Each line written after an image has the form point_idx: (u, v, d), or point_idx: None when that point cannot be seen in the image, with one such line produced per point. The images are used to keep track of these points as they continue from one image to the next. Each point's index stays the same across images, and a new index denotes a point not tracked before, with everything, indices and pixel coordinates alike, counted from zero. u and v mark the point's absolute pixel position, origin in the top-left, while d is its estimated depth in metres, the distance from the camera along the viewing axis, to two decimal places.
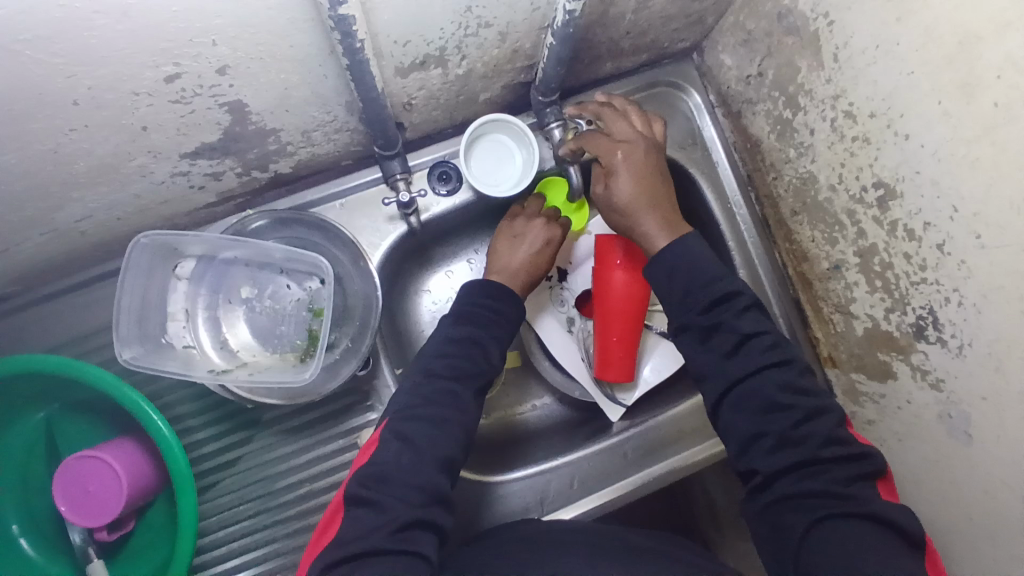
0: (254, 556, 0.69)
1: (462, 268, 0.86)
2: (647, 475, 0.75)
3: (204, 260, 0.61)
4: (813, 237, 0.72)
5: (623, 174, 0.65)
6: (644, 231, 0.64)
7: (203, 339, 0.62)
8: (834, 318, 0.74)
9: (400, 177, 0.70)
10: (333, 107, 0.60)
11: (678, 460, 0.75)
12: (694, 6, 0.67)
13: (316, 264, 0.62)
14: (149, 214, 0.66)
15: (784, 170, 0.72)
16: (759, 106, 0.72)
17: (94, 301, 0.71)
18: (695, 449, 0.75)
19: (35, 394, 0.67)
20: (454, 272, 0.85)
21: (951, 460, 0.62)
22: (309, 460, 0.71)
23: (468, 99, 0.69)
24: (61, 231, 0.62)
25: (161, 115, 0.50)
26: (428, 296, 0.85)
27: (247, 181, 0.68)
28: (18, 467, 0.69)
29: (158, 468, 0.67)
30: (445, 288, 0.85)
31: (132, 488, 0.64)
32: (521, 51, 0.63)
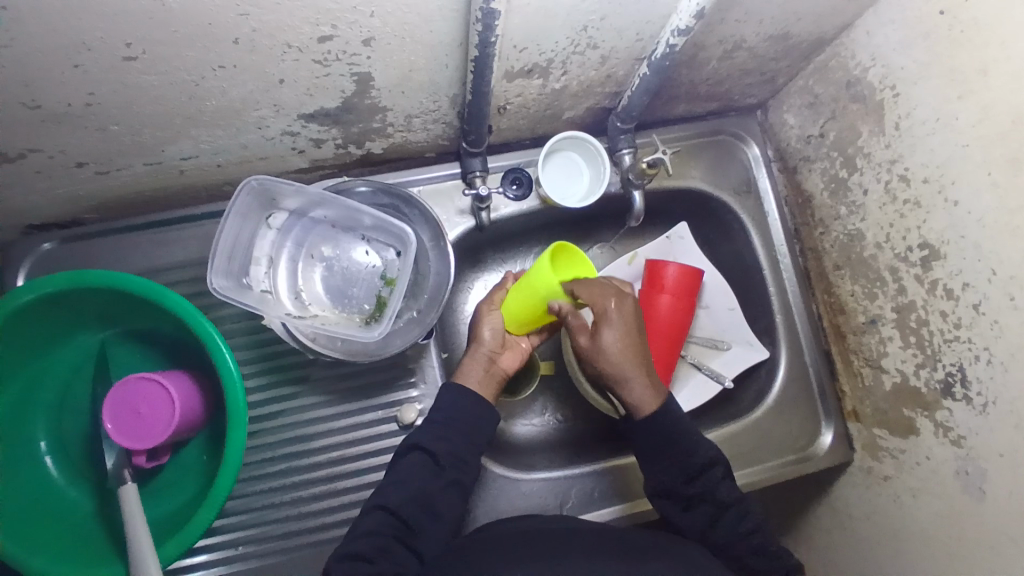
0: (276, 511, 0.71)
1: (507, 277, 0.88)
2: (603, 515, 0.77)
3: (296, 215, 0.66)
4: (853, 291, 0.78)
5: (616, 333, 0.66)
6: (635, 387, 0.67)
7: (280, 287, 0.66)
8: (863, 371, 0.78)
9: (478, 174, 0.74)
10: (441, 97, 0.66)
11: (634, 505, 0.78)
12: (771, 65, 0.75)
13: (400, 236, 0.68)
14: (246, 167, 0.71)
15: (832, 227, 0.79)
16: (816, 164, 0.79)
17: (172, 240, 0.75)
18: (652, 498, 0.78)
19: (99, 315, 0.69)
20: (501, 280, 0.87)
21: (963, 518, 0.65)
22: (347, 425, 0.73)
23: (553, 114, 0.75)
24: (166, 166, 0.67)
25: (299, 72, 0.56)
26: (472, 296, 0.86)
27: (341, 154, 0.73)
28: (61, 382, 0.70)
29: (200, 414, 0.68)
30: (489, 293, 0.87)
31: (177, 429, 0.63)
32: (613, 77, 0.70)
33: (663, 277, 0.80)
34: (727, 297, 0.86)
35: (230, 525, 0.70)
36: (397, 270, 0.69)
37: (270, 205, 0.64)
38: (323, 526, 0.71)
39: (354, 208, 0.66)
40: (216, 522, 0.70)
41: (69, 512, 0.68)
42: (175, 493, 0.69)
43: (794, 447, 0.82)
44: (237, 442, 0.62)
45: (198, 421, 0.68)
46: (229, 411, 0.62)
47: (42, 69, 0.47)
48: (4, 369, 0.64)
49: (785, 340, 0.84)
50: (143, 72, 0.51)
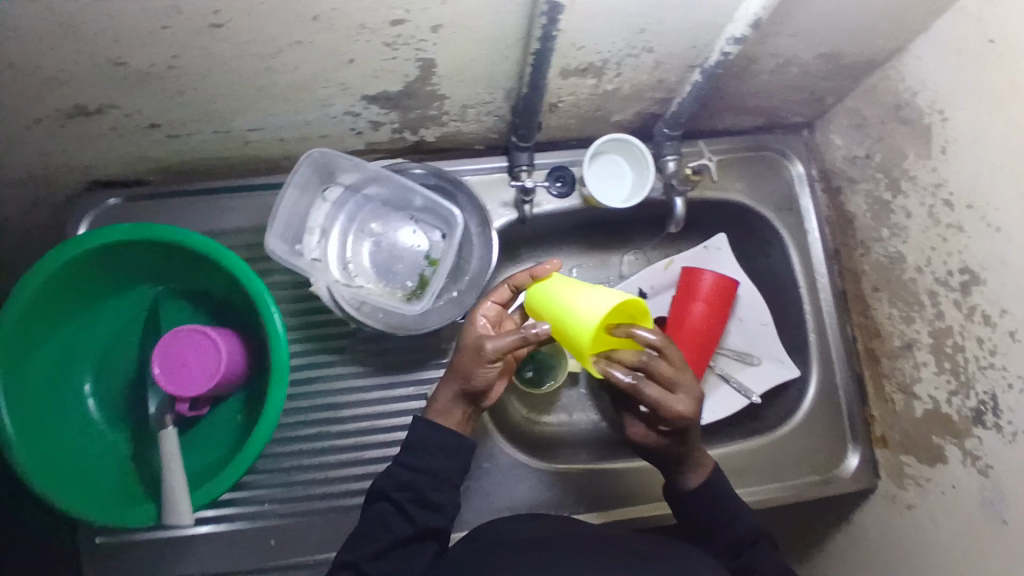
0: (303, 474, 0.74)
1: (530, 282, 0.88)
2: (615, 515, 0.78)
3: (350, 190, 0.70)
4: (889, 314, 0.78)
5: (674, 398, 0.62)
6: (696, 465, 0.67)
7: (330, 256, 0.69)
8: (894, 396, 0.78)
9: (524, 168, 0.77)
10: (496, 89, 0.68)
11: (645, 509, 0.78)
12: (821, 84, 0.76)
13: (447, 219, 0.70)
14: (306, 144, 0.75)
15: (872, 249, 0.79)
16: (860, 185, 0.79)
17: (226, 206, 0.78)
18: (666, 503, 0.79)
19: (153, 270, 0.73)
20: None
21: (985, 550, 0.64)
22: (377, 398, 0.75)
23: (601, 116, 0.76)
24: (233, 135, 0.71)
25: (369, 52, 0.59)
26: None
27: (396, 139, 0.76)
28: (111, 332, 0.74)
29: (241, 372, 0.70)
30: None
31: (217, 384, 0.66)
32: (664, 83, 0.71)
33: (697, 290, 0.79)
34: (760, 312, 0.86)
35: (260, 481, 0.73)
36: (441, 252, 0.71)
37: (328, 178, 0.68)
38: (347, 492, 0.73)
39: (406, 188, 0.69)
40: (247, 477, 0.73)
41: (104, 454, 0.71)
42: (210, 444, 0.72)
43: (818, 467, 0.81)
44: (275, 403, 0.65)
45: (240, 378, 0.71)
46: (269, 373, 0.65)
47: (134, 29, 0.52)
48: (61, 311, 0.68)
49: (818, 360, 0.83)
50: (227, 40, 0.55)
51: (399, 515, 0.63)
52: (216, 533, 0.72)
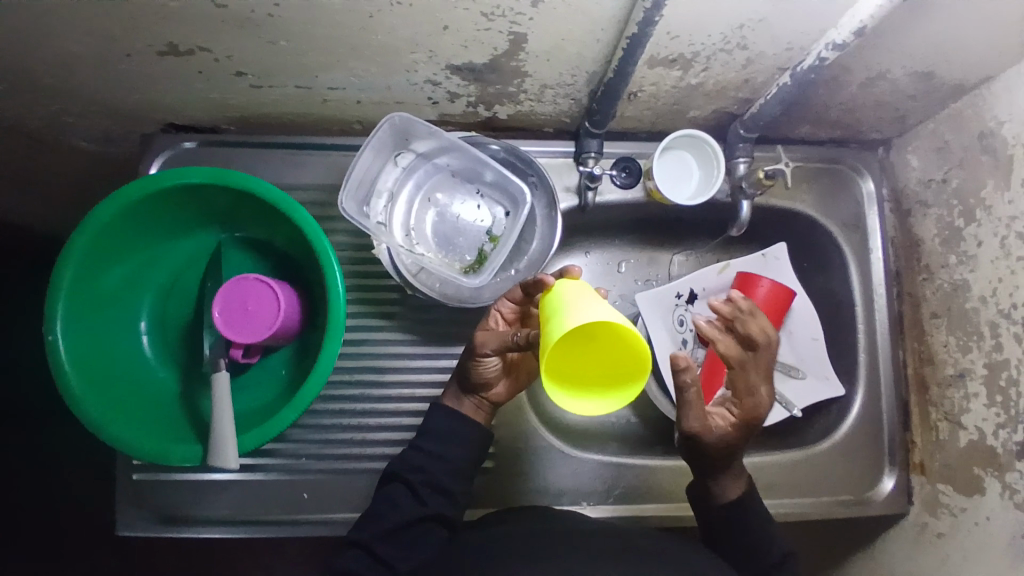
0: (341, 432, 0.74)
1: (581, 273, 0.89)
2: (641, 510, 0.78)
3: (421, 158, 0.69)
4: (946, 342, 0.76)
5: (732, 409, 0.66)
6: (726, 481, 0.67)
7: (395, 222, 0.70)
8: (939, 425, 0.77)
9: (592, 155, 0.75)
10: (580, 72, 0.68)
11: (671, 507, 0.78)
12: (907, 102, 0.74)
13: (514, 196, 0.70)
14: (382, 108, 0.75)
15: (937, 275, 0.77)
16: (933, 210, 0.78)
17: (295, 162, 0.79)
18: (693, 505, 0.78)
19: (216, 215, 0.74)
20: None
21: None
22: (422, 366, 0.76)
23: (678, 111, 0.75)
24: (313, 92, 0.71)
25: (465, 21, 0.59)
26: None
27: (469, 113, 0.76)
28: (170, 272, 0.75)
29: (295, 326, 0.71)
30: None
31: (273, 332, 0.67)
32: (750, 84, 0.70)
33: (752, 297, 0.78)
34: (813, 326, 0.84)
35: (300, 435, 0.74)
36: (504, 229, 0.71)
37: (402, 144, 0.67)
38: (383, 455, 0.74)
39: (478, 161, 0.68)
40: (288, 430, 0.74)
41: (154, 390, 0.72)
42: (257, 393, 0.73)
43: (852, 488, 0.80)
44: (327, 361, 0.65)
45: (294, 332, 0.72)
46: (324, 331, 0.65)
47: None
48: (125, 245, 0.69)
49: (865, 381, 0.82)
50: None
51: (411, 497, 0.63)
52: (252, 479, 0.74)
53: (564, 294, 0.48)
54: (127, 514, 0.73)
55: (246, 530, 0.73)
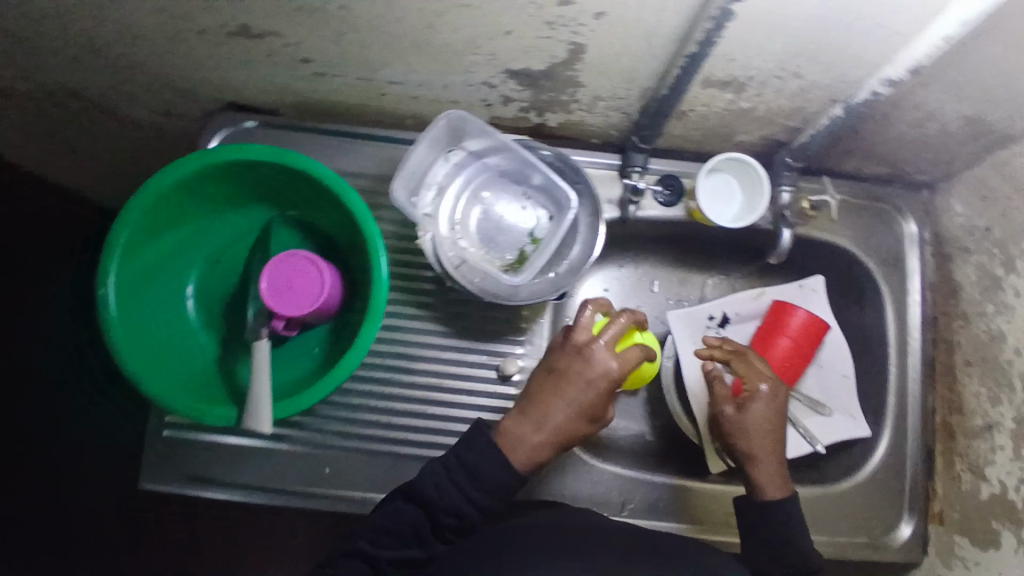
0: (367, 414, 0.76)
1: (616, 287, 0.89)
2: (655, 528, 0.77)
3: (472, 156, 0.72)
4: (977, 392, 0.75)
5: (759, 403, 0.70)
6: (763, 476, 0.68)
7: (440, 215, 0.72)
8: (962, 475, 0.76)
9: (637, 169, 0.76)
10: (634, 87, 0.69)
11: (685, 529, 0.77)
12: (956, 147, 0.74)
13: (559, 201, 0.71)
14: (436, 105, 0.77)
15: (973, 322, 0.76)
16: (973, 256, 0.77)
17: (347, 150, 0.82)
18: (708, 529, 0.77)
19: (269, 192, 0.76)
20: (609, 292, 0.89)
21: None
22: (452, 358, 0.78)
23: (725, 134, 0.76)
24: (373, 83, 0.74)
25: (529, 27, 0.61)
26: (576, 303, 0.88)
27: (520, 118, 0.78)
28: (219, 242, 0.77)
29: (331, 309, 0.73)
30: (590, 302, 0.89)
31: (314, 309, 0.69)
32: (800, 113, 0.70)
33: (786, 325, 0.78)
34: (845, 362, 0.83)
35: (327, 412, 0.76)
36: (545, 232, 0.72)
37: (455, 140, 0.70)
38: (405, 441, 0.75)
39: (528, 164, 0.70)
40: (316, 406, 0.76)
41: (190, 356, 0.74)
42: (291, 367, 0.75)
43: (869, 531, 0.79)
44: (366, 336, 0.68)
45: (333, 310, 0.73)
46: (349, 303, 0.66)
47: None
48: (181, 211, 0.71)
49: (891, 423, 0.81)
50: None
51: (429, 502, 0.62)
52: (275, 450, 0.75)
53: None
54: (152, 471, 0.75)
55: (264, 498, 0.75)
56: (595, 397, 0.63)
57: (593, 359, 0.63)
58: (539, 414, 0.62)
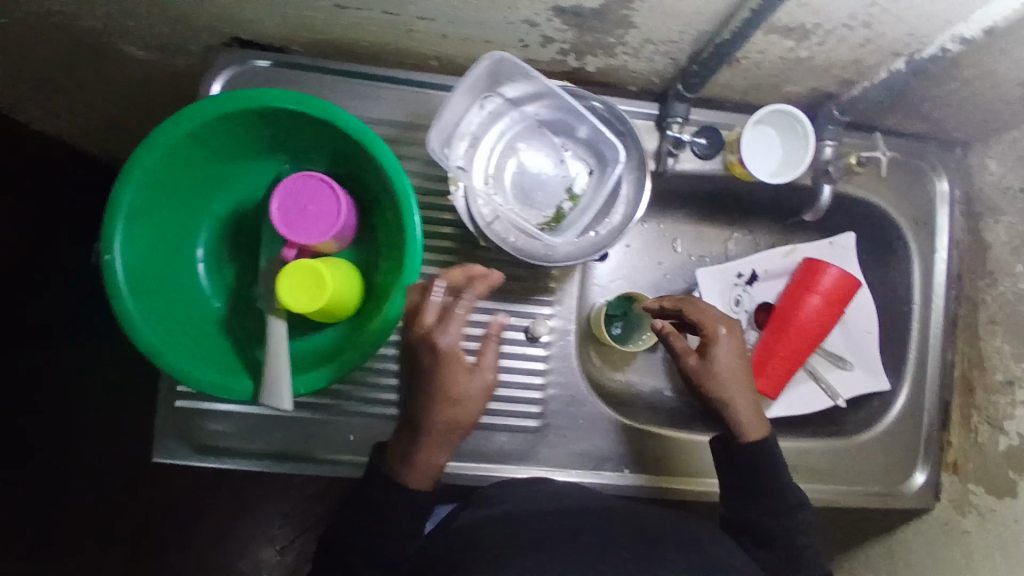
0: (393, 378, 0.73)
1: (640, 243, 0.88)
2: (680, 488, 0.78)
3: (510, 104, 0.66)
4: (1000, 349, 0.77)
5: (722, 349, 0.68)
6: (736, 411, 0.68)
7: (473, 167, 0.67)
8: (980, 427, 0.79)
9: (678, 120, 0.73)
10: (690, 30, 0.64)
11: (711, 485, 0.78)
12: (1003, 105, 0.72)
13: (602, 155, 0.67)
14: (467, 44, 0.71)
15: (1002, 282, 0.78)
16: (1007, 217, 0.77)
17: (366, 92, 0.75)
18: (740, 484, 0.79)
19: (287, 145, 0.70)
20: (633, 249, 0.87)
21: None
22: (478, 320, 0.76)
23: (774, 84, 0.72)
24: (401, 19, 0.66)
25: None
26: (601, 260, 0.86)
27: (557, 61, 0.72)
28: (234, 200, 0.73)
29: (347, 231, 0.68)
30: (614, 258, 0.87)
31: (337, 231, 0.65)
32: (859, 65, 0.67)
33: (817, 284, 0.77)
34: (868, 321, 0.83)
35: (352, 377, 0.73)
36: (585, 187, 0.69)
37: (493, 85, 0.64)
38: None
39: (572, 114, 0.65)
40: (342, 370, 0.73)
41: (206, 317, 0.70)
42: (315, 332, 0.70)
43: (886, 481, 0.81)
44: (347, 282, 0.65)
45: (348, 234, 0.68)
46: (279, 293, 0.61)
47: None
48: (192, 168, 0.66)
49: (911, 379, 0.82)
50: None
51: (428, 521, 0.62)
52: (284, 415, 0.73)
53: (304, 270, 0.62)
54: (166, 444, 0.73)
55: (287, 466, 0.73)
56: (461, 414, 0.63)
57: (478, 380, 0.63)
58: (450, 401, 0.62)
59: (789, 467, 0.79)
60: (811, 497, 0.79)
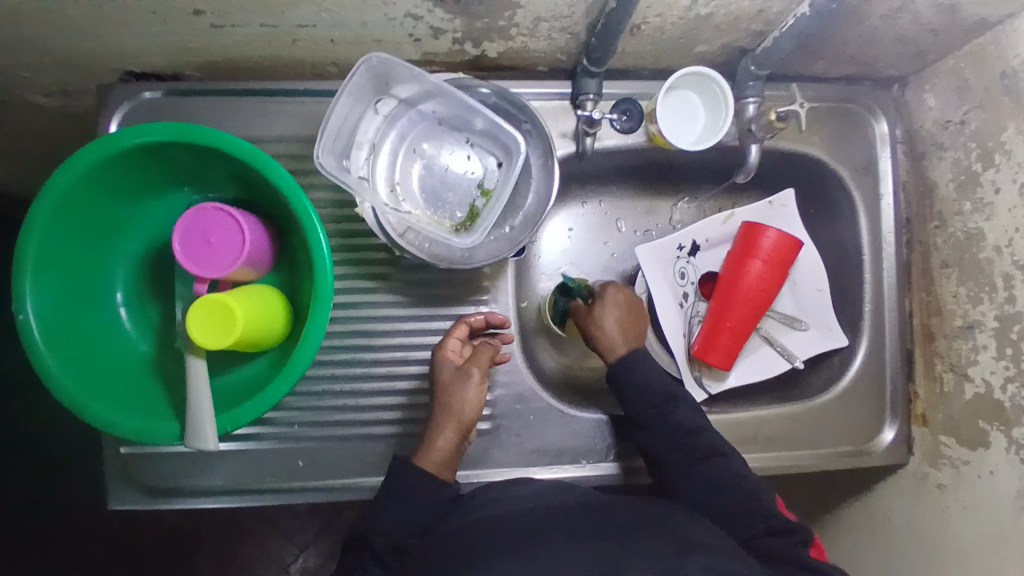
0: (332, 399, 0.72)
1: (583, 227, 0.85)
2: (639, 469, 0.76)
3: (404, 105, 0.64)
4: (955, 293, 0.74)
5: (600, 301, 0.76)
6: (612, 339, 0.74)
7: (377, 176, 0.64)
8: (944, 377, 0.76)
9: (590, 97, 0.70)
10: (578, 3, 0.61)
11: None
12: (930, 36, 0.68)
13: (506, 146, 0.65)
14: (358, 47, 0.68)
15: (950, 222, 0.74)
16: (949, 152, 0.74)
17: (266, 109, 0.72)
18: None
19: (191, 174, 0.68)
20: (575, 233, 0.85)
21: (1011, 540, 0.66)
22: (415, 329, 0.73)
23: (684, 47, 0.69)
24: (281, 31, 0.63)
25: None
26: (543, 248, 0.84)
27: (456, 51, 0.69)
28: (147, 235, 0.70)
29: (260, 258, 0.66)
30: (556, 245, 0.85)
31: (247, 259, 0.62)
32: (763, 15, 0.63)
33: (757, 249, 0.74)
34: (818, 277, 0.82)
35: (291, 403, 0.71)
36: (496, 182, 0.66)
37: (382, 89, 0.61)
38: (376, 421, 0.72)
39: (467, 108, 0.62)
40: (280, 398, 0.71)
41: (135, 360, 0.69)
42: (244, 364, 0.68)
43: (853, 439, 0.79)
44: (263, 305, 0.62)
45: (261, 261, 0.66)
46: (205, 343, 0.57)
47: None
48: (97, 211, 0.64)
49: (870, 333, 0.80)
50: None
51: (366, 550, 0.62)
52: (227, 450, 0.71)
53: (206, 312, 0.57)
54: (118, 489, 0.72)
55: (240, 499, 0.72)
56: (458, 401, 0.69)
57: (466, 374, 0.69)
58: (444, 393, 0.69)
59: (749, 436, 0.77)
60: (778, 464, 0.77)
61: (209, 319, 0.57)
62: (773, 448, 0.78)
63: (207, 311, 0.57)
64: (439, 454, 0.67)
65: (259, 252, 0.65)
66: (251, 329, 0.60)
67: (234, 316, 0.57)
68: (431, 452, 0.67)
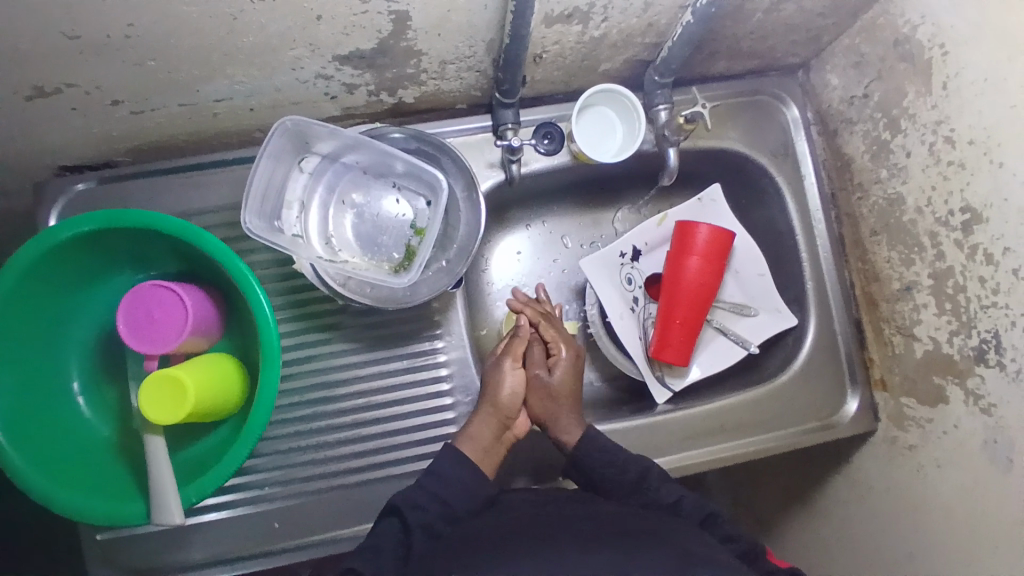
0: (301, 454, 0.72)
1: (530, 248, 0.87)
2: None
3: (327, 159, 0.66)
4: (889, 258, 0.77)
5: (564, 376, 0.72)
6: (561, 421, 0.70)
7: (310, 231, 0.66)
8: (894, 339, 0.78)
9: (509, 126, 0.72)
10: (477, 41, 0.64)
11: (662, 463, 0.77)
12: (818, 21, 0.72)
13: (431, 185, 0.68)
14: (278, 112, 0.70)
15: (871, 191, 0.77)
16: (858, 126, 0.77)
17: (200, 183, 0.74)
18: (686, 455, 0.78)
19: (134, 255, 0.69)
20: (523, 255, 0.87)
21: (983, 489, 0.67)
22: (374, 373, 0.75)
23: (589, 67, 0.72)
24: (200, 107, 0.66)
25: (338, 7, 0.53)
26: (494, 274, 0.86)
27: (373, 102, 0.72)
28: (98, 321, 0.72)
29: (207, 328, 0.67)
30: (506, 269, 0.87)
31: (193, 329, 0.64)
32: (655, 27, 0.67)
33: (691, 245, 0.77)
34: (757, 263, 0.85)
35: (261, 465, 0.72)
36: (427, 220, 0.69)
37: (303, 148, 0.64)
38: (347, 470, 0.73)
39: (386, 154, 0.65)
40: (248, 461, 0.72)
41: (100, 446, 0.69)
42: (207, 433, 0.69)
43: (819, 414, 0.81)
44: (214, 371, 0.63)
45: (208, 329, 0.67)
46: (163, 422, 0.58)
47: None
48: (45, 305, 0.65)
49: (818, 309, 0.82)
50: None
51: None
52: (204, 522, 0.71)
53: (165, 386, 0.58)
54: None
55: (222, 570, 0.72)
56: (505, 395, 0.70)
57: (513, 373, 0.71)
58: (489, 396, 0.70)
59: (717, 427, 0.79)
60: (751, 449, 0.79)
61: (165, 394, 0.58)
62: (743, 435, 0.79)
63: (165, 385, 0.58)
64: (481, 445, 0.67)
65: (203, 320, 0.66)
66: (208, 397, 0.61)
67: (185, 389, 0.58)
68: (473, 443, 0.67)
